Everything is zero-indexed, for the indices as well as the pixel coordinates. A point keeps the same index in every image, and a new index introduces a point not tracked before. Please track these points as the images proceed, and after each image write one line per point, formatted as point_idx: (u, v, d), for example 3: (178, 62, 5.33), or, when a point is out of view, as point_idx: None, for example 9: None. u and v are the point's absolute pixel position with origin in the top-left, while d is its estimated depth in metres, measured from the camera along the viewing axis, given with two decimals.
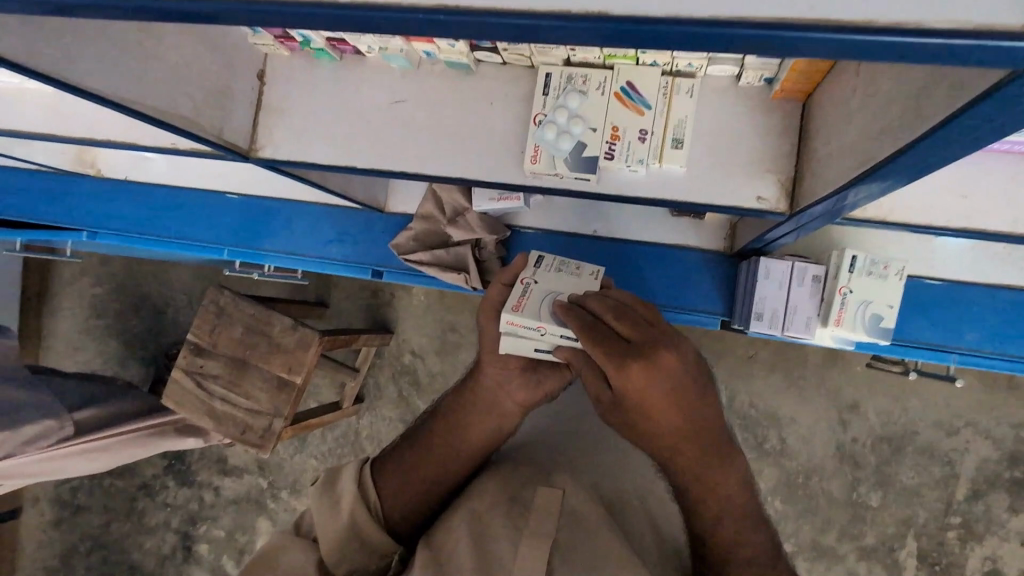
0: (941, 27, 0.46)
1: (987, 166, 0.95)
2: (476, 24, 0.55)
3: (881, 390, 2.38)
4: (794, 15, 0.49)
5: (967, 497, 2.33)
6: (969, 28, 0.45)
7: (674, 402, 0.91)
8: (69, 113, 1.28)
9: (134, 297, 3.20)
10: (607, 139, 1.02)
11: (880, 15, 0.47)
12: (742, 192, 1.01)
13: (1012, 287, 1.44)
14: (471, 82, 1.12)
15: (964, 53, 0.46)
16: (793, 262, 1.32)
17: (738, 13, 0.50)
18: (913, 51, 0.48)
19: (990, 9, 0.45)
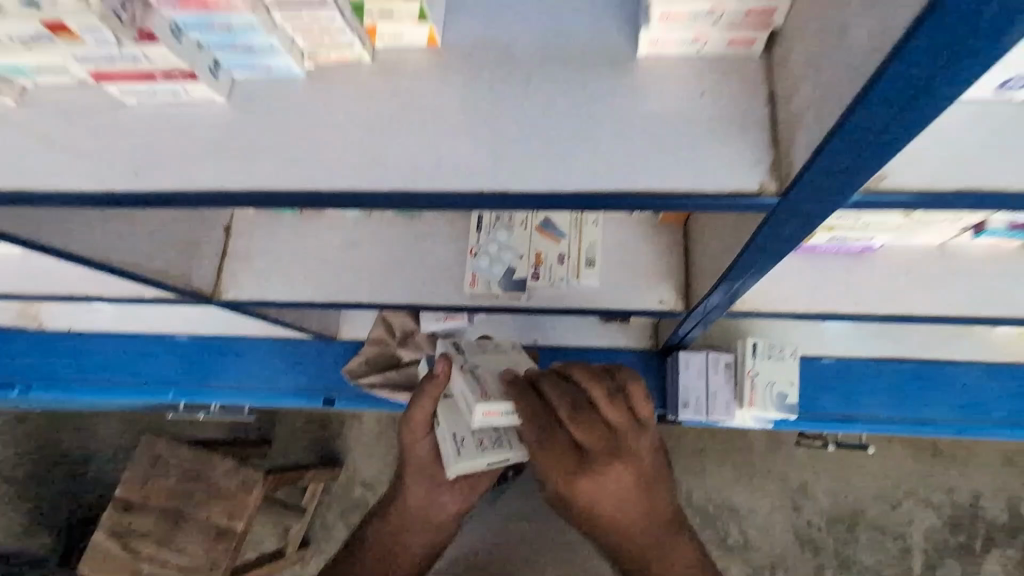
0: (709, 190, 0.57)
1: (828, 264, 1.20)
2: (383, 202, 0.62)
3: (822, 468, 2.54)
4: (612, 186, 0.58)
5: (923, 569, 2.41)
6: (725, 191, 0.57)
7: (623, 492, 1.01)
8: (33, 274, 1.37)
9: (53, 455, 2.95)
10: (532, 263, 1.23)
11: (674, 186, 0.58)
12: (646, 298, 1.21)
13: (895, 360, 1.70)
14: (415, 225, 1.33)
15: (726, 206, 0.58)
16: (707, 353, 1.52)
17: (569, 184, 0.59)
18: (693, 206, 0.59)
19: (734, 177, 0.58)
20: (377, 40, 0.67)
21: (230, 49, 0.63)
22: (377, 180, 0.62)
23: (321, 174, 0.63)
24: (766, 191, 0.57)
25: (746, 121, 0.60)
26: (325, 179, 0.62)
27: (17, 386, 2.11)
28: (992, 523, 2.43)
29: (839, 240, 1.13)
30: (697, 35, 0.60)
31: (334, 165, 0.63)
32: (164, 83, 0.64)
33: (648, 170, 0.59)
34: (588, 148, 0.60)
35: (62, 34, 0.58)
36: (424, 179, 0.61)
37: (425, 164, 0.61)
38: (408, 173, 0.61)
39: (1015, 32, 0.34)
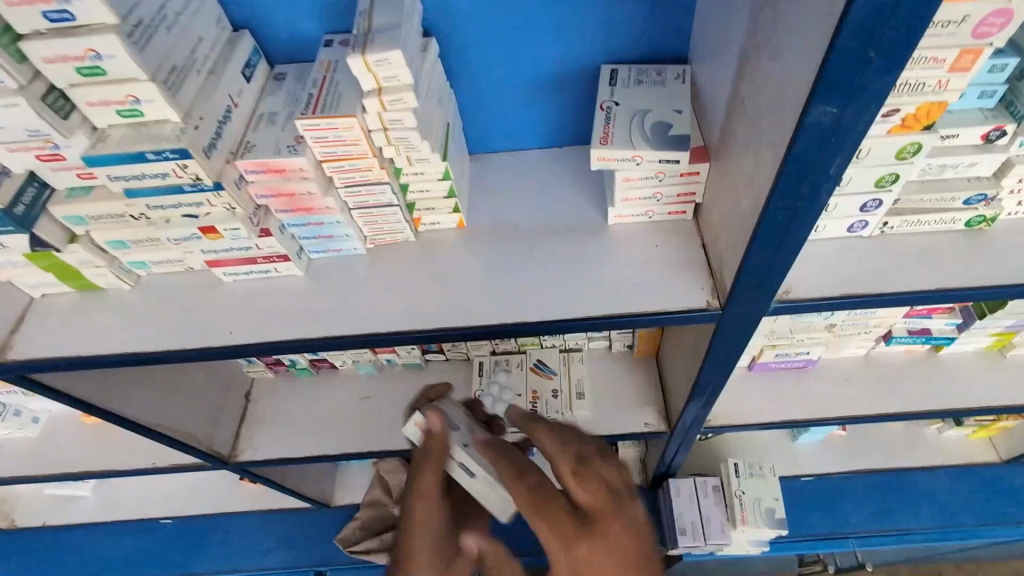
0: (670, 309, 0.81)
1: (780, 380, 1.41)
2: (431, 338, 0.82)
3: None
4: (605, 315, 0.81)
5: None
6: (679, 309, 0.80)
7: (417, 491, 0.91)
8: (54, 454, 1.47)
9: None
10: (529, 400, 1.35)
11: (647, 309, 0.81)
12: (633, 421, 1.35)
13: (866, 472, 1.85)
14: (422, 375, 1.48)
15: (683, 321, 0.81)
16: (695, 479, 1.63)
17: (573, 315, 0.82)
18: (657, 322, 0.81)
19: (684, 300, 0.81)
20: (420, 226, 0.91)
21: (314, 239, 0.85)
22: (426, 324, 0.83)
23: (381, 323, 0.84)
24: (711, 305, 0.80)
25: (691, 265, 0.85)
26: (385, 328, 0.83)
27: None
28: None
29: (788, 356, 1.35)
30: (648, 209, 0.86)
31: (390, 319, 0.84)
32: (260, 265, 0.85)
33: (628, 300, 0.82)
34: (584, 291, 0.84)
35: (208, 234, 0.77)
36: (467, 320, 0.83)
37: (465, 309, 0.84)
38: (451, 317, 0.83)
39: (822, 201, 0.58)
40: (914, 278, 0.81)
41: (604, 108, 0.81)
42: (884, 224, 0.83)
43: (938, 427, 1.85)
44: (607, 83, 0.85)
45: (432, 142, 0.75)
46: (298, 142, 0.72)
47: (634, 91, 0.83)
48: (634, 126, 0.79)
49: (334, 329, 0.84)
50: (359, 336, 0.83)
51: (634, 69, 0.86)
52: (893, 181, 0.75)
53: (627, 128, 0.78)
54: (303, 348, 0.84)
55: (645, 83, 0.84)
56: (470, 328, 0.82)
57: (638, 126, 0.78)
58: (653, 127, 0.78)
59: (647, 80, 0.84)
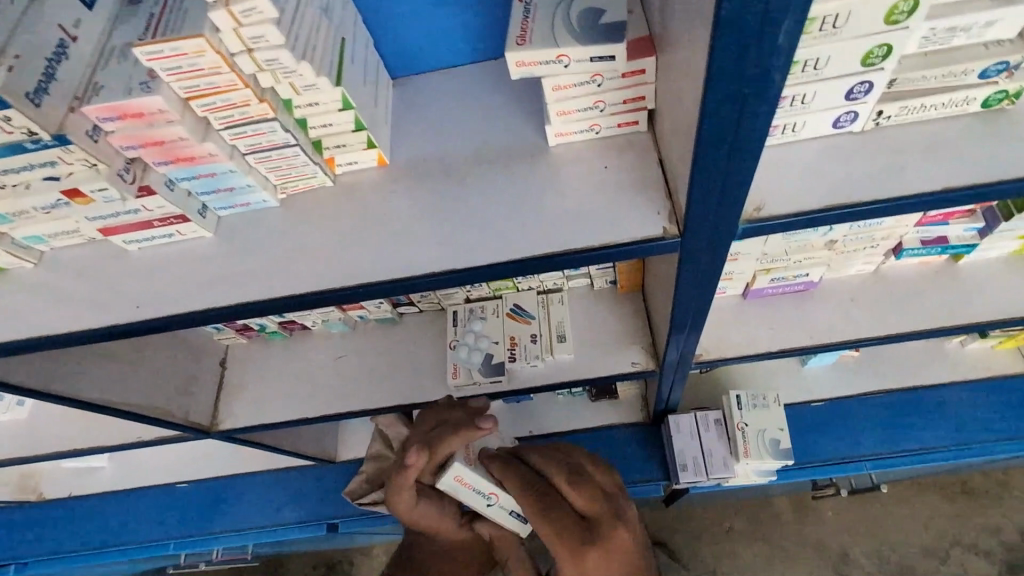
0: (622, 240, 0.69)
1: (778, 305, 1.30)
2: (354, 294, 0.73)
3: (865, 525, 2.12)
4: (547, 251, 0.70)
5: None
6: (632, 239, 0.69)
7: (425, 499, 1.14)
8: (42, 435, 1.45)
9: None
10: (508, 347, 1.27)
11: (594, 241, 0.70)
12: (619, 362, 1.24)
13: (882, 393, 1.75)
14: (397, 330, 1.40)
15: (639, 252, 0.69)
16: (695, 413, 1.56)
17: (511, 254, 0.71)
18: (607, 256, 0.70)
19: (639, 228, 0.69)
20: (337, 167, 0.80)
21: (214, 194, 0.75)
22: (349, 279, 0.73)
23: (299, 282, 0.74)
24: (669, 232, 0.68)
25: (649, 185, 0.72)
26: (305, 286, 0.74)
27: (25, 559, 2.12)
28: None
29: (786, 279, 1.23)
30: (592, 122, 0.74)
31: (310, 276, 0.75)
32: (160, 228, 0.76)
33: (574, 233, 0.71)
34: (523, 226, 0.73)
35: (78, 198, 0.68)
36: (393, 269, 0.73)
37: (391, 259, 0.74)
38: (375, 268, 0.73)
39: (776, 83, 0.45)
40: (916, 177, 0.67)
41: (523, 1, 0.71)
42: (878, 113, 0.69)
43: (961, 340, 1.72)
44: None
45: (313, 63, 0.63)
46: (153, 78, 0.60)
47: None
48: (558, 20, 0.68)
49: (249, 291, 0.75)
50: (276, 298, 0.74)
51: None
52: (885, 56, 0.61)
53: (550, 23, 0.68)
54: (219, 317, 0.75)
55: None
56: (395, 279, 0.72)
57: (562, 17, 0.68)
58: (581, 16, 0.68)
59: None
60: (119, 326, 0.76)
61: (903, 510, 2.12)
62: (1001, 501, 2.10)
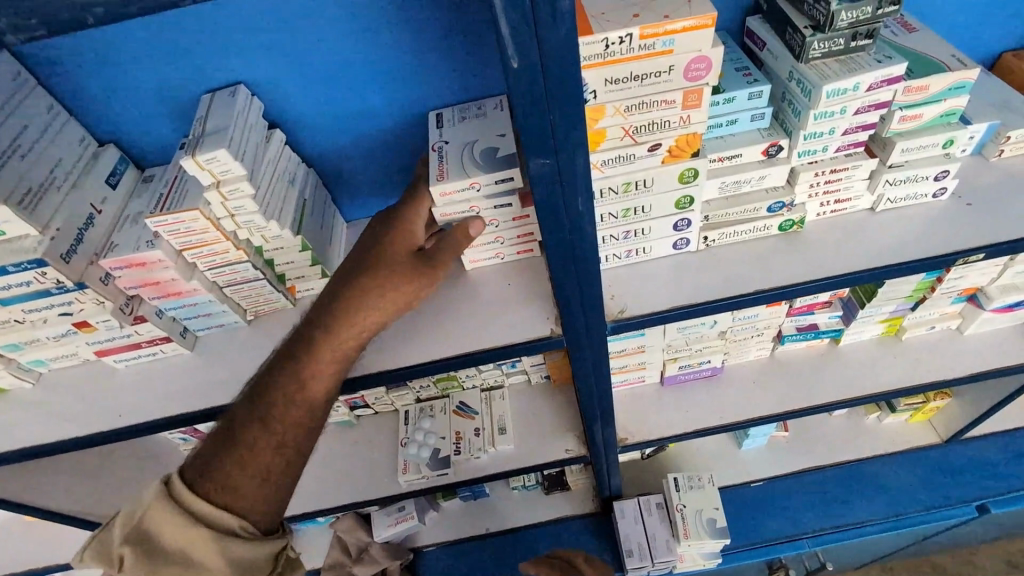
0: (521, 340, 0.89)
1: (693, 391, 1.48)
2: None
3: None
4: (462, 351, 0.90)
5: None
6: (529, 339, 0.89)
7: (393, 304, 0.81)
8: None
9: None
10: (453, 441, 1.41)
11: (499, 342, 0.89)
12: (554, 449, 1.39)
13: (812, 471, 1.87)
14: (353, 430, 1.51)
15: (534, 349, 0.89)
16: (638, 499, 1.67)
17: (434, 357, 0.90)
18: (511, 352, 0.89)
19: (533, 330, 0.89)
20: (298, 292, 0.99)
21: (194, 318, 0.93)
22: None
23: None
24: (554, 333, 0.88)
25: (542, 297, 0.93)
26: None
27: None
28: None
29: (694, 366, 1.42)
30: (496, 251, 0.97)
31: None
32: (146, 348, 0.93)
33: (484, 337, 0.90)
34: (444, 334, 0.93)
35: (83, 328, 0.85)
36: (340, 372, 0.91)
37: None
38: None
39: (588, 230, 0.68)
40: (736, 283, 0.90)
41: (436, 148, 0.88)
42: (705, 238, 0.93)
43: (877, 415, 1.89)
44: (435, 127, 0.92)
45: (281, 220, 0.85)
46: (156, 237, 0.81)
47: (461, 128, 0.91)
48: (448, 164, 0.85)
49: (222, 396, 0.91)
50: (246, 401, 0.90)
51: (458, 109, 0.94)
52: (691, 203, 0.85)
53: (462, 162, 0.85)
54: (195, 419, 0.90)
55: (469, 118, 0.92)
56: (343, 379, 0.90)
57: (469, 156, 0.85)
58: (482, 153, 0.86)
59: (470, 115, 0.92)
60: (102, 430, 0.90)
61: None
62: None
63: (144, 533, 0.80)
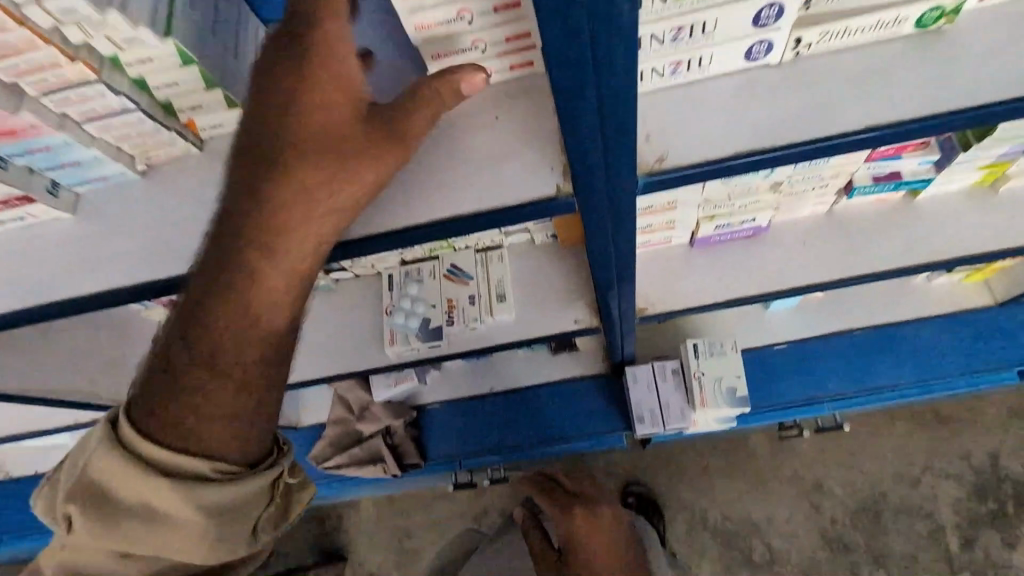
0: (517, 202, 0.64)
1: (727, 253, 1.23)
2: None
3: (829, 458, 2.23)
4: (434, 218, 0.67)
5: (959, 547, 2.10)
6: (529, 199, 0.63)
7: (363, 180, 0.64)
8: None
9: None
10: (445, 310, 1.23)
11: (483, 205, 0.65)
12: (562, 319, 1.20)
13: (844, 334, 1.70)
14: (333, 297, 1.33)
15: (536, 213, 0.65)
16: (652, 364, 1.53)
17: (400, 224, 0.69)
18: (507, 218, 0.65)
19: (536, 186, 0.63)
20: (202, 131, 0.77)
21: (61, 168, 0.74)
22: None
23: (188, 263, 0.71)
24: (562, 191, 0.62)
25: (543, 135, 0.65)
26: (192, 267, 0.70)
27: None
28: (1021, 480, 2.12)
29: (734, 225, 1.16)
30: (479, 68, 0.68)
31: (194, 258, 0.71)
32: (11, 210, 0.75)
33: (468, 197, 0.66)
34: (412, 192, 0.69)
35: None
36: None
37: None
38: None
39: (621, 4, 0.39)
40: (833, 117, 0.61)
41: None
42: (795, 40, 0.65)
43: (928, 276, 1.66)
44: None
45: (138, 18, 0.60)
46: None
47: None
48: None
49: (140, 274, 0.73)
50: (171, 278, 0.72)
51: None
52: None
53: None
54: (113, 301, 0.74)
55: None
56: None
57: None
58: None
59: None
60: None
61: (869, 452, 2.21)
62: (956, 430, 2.19)
63: (91, 485, 0.68)
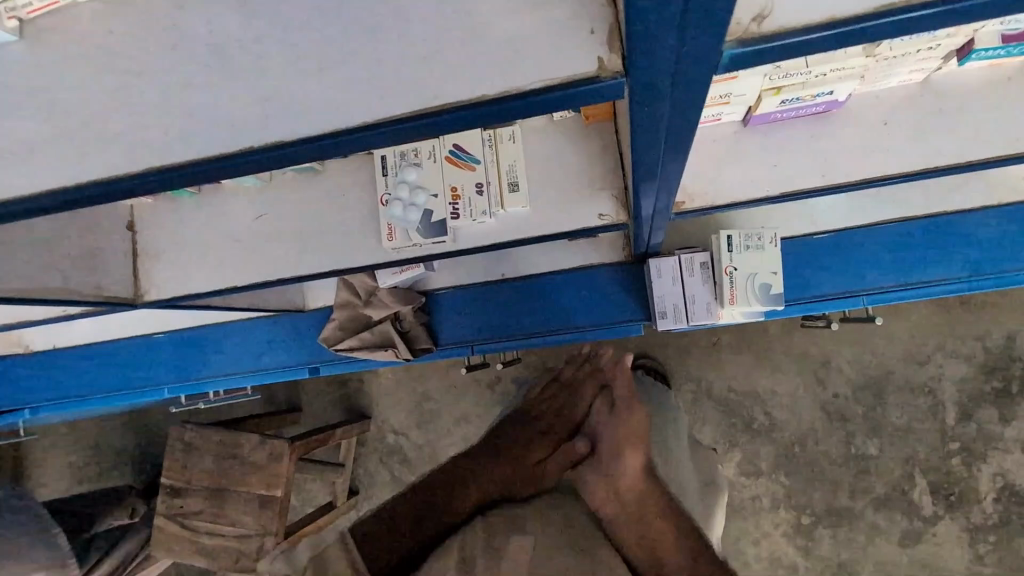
0: (542, 87, 0.44)
1: (781, 131, 1.02)
2: (179, 177, 0.53)
3: (844, 339, 2.18)
4: (418, 108, 0.47)
5: (958, 421, 2.11)
6: (562, 81, 0.44)
7: None
8: None
9: (87, 445, 2.96)
10: (449, 201, 1.06)
11: (488, 90, 0.45)
12: (585, 213, 1.03)
13: (896, 222, 1.50)
14: (320, 180, 1.16)
15: (573, 101, 0.45)
16: (679, 257, 1.40)
17: (374, 116, 0.49)
18: (532, 108, 0.45)
19: (570, 62, 0.43)
20: None
21: None
22: (166, 155, 0.52)
23: (95, 163, 0.53)
24: (604, 73, 0.43)
25: None
26: (105, 168, 0.53)
27: (26, 409, 2.19)
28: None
29: (800, 102, 0.92)
30: None
31: (103, 156, 0.53)
32: None
33: (473, 72, 0.46)
34: (388, 65, 0.48)
35: None
36: (220, 142, 0.51)
37: (218, 128, 0.51)
38: (201, 141, 0.52)
39: None
40: None
41: None
42: None
43: None
44: None
45: None
46: None
47: None
48: None
49: (36, 181, 0.54)
50: (76, 186, 0.53)
51: None
52: None
53: None
54: (8, 215, 0.56)
55: None
56: (229, 153, 0.51)
57: None
58: None
59: None
60: None
61: (885, 333, 2.15)
62: (983, 312, 2.09)
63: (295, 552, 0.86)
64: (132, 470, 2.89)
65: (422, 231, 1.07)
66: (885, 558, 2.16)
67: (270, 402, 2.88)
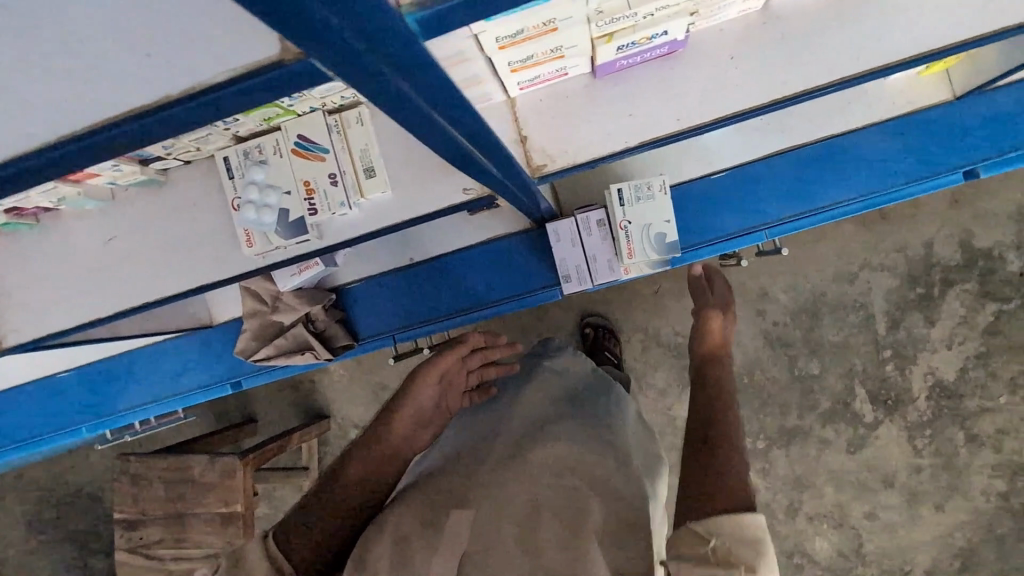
0: (227, 78, 0.38)
1: (636, 78, 0.98)
2: None
3: (777, 267, 2.22)
4: (101, 118, 0.39)
5: (888, 330, 2.20)
6: (245, 72, 0.38)
7: None
8: None
9: (38, 492, 2.82)
10: (304, 196, 1.00)
11: (171, 87, 0.38)
12: (447, 190, 0.98)
13: (785, 152, 1.51)
14: (168, 192, 1.08)
15: (273, 87, 0.39)
16: (575, 217, 1.37)
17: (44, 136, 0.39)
18: (240, 99, 0.40)
19: (248, 46, 0.37)
20: None
21: None
22: None
23: None
24: (287, 55, 0.37)
25: None
26: None
27: None
28: (949, 265, 2.14)
29: (627, 50, 0.88)
30: None
31: None
32: None
33: (143, 68, 0.38)
34: None
35: None
36: None
37: None
38: None
39: None
40: None
41: None
42: None
43: None
44: None
45: None
46: None
47: None
48: None
49: None
50: None
51: None
52: None
53: None
54: None
55: None
56: None
57: None
58: None
59: None
60: None
61: (814, 257, 2.20)
62: (901, 223, 2.15)
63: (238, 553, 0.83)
64: (92, 508, 2.79)
65: (281, 228, 1.01)
66: (836, 467, 2.27)
67: (223, 416, 2.79)
